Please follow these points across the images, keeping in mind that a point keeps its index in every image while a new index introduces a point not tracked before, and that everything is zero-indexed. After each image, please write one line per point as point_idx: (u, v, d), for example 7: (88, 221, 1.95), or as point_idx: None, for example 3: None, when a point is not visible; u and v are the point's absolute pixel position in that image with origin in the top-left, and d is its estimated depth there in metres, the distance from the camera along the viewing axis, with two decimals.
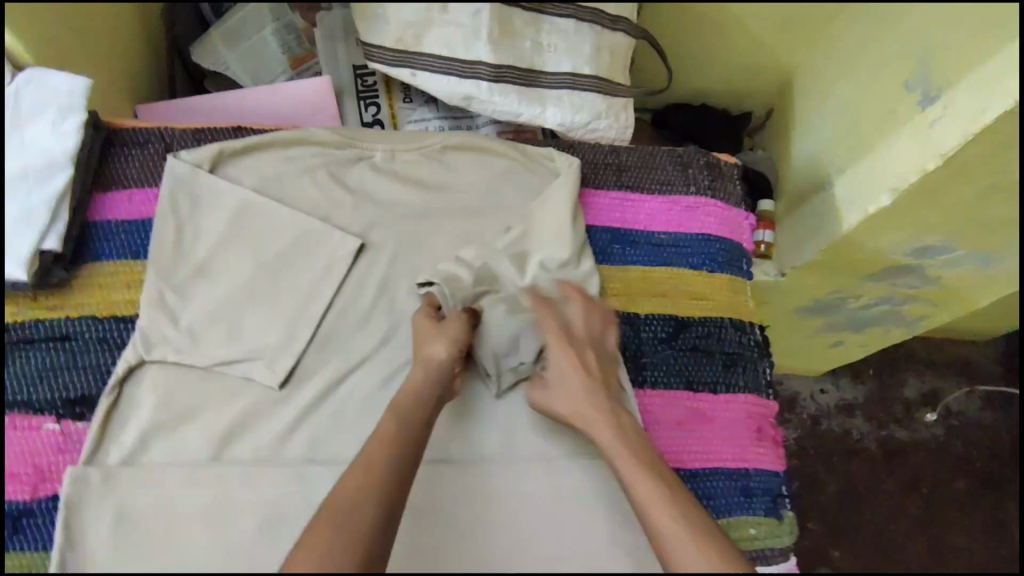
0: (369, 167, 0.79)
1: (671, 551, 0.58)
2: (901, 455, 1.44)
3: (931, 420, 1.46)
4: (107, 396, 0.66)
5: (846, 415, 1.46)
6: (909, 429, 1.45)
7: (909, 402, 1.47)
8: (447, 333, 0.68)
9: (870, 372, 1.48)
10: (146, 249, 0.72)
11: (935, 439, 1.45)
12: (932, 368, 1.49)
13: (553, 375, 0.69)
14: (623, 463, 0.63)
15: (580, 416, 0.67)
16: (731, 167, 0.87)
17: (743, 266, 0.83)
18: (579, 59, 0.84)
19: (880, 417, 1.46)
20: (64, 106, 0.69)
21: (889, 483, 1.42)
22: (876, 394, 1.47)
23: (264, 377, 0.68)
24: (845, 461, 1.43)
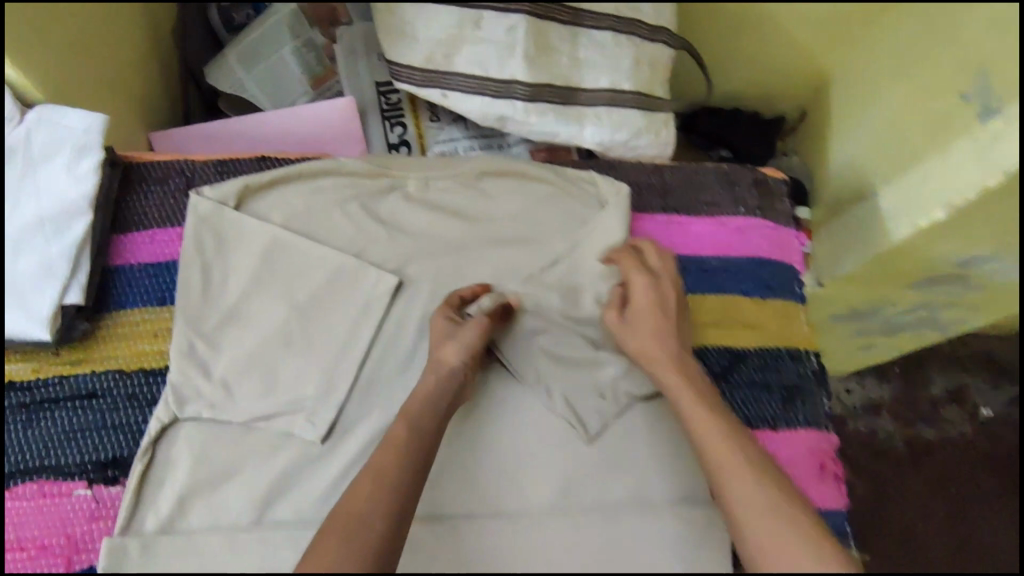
0: (403, 198, 0.75)
1: (727, 483, 0.56)
2: (927, 453, 1.36)
3: (957, 417, 1.38)
4: (140, 460, 0.62)
5: (872, 415, 1.37)
6: (937, 427, 1.38)
7: (936, 400, 1.39)
8: (463, 337, 0.66)
9: (896, 370, 1.38)
10: (173, 294, 0.68)
11: (963, 437, 1.38)
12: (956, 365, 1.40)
13: (638, 321, 0.68)
14: (692, 408, 0.62)
15: (658, 363, 0.66)
16: (779, 183, 0.83)
17: (797, 290, 0.79)
18: (618, 75, 0.80)
19: (906, 416, 1.38)
20: (78, 146, 0.64)
21: (916, 482, 1.34)
22: (904, 393, 1.39)
23: (305, 431, 0.64)
24: (873, 463, 1.35)
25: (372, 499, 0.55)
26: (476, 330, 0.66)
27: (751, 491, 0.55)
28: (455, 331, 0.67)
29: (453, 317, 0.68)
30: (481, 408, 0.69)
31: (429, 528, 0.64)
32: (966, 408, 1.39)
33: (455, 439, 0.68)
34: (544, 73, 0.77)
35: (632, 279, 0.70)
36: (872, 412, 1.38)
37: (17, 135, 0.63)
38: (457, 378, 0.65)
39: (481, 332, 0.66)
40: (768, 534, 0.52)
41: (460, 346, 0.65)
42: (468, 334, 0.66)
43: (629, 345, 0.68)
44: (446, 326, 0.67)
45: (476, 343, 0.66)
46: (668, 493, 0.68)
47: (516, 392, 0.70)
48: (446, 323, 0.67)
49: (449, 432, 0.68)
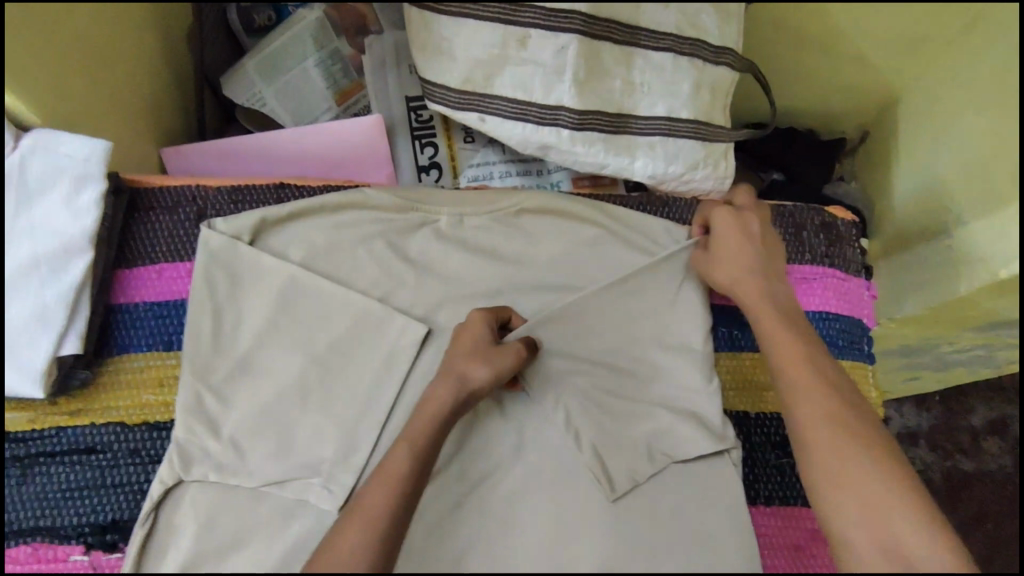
0: (434, 235, 0.68)
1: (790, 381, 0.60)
2: (964, 488, 1.19)
3: (998, 448, 1.20)
4: (141, 526, 0.57)
5: (908, 444, 1.20)
6: (977, 460, 1.20)
7: (977, 431, 1.20)
8: (496, 363, 0.59)
9: (936, 398, 1.21)
10: (180, 337, 0.63)
11: (1004, 472, 1.19)
12: (1002, 393, 1.21)
13: (723, 235, 0.66)
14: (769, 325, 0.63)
15: (737, 285, 0.65)
16: (849, 226, 0.75)
17: (865, 348, 0.72)
18: (675, 102, 0.72)
19: (943, 446, 1.20)
20: (78, 176, 0.58)
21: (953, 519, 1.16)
22: (944, 420, 1.21)
23: (322, 500, 0.58)
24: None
25: (352, 561, 0.49)
26: (512, 358, 0.60)
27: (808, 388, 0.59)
28: (489, 350, 0.60)
29: (491, 326, 0.62)
30: (511, 474, 0.63)
31: None
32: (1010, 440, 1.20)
33: (480, 508, 0.61)
34: (594, 100, 0.70)
35: (716, 215, 0.67)
36: (907, 442, 1.20)
37: (11, 161, 0.57)
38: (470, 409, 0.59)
39: (516, 362, 0.60)
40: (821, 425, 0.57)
41: (490, 367, 0.58)
42: (503, 360, 0.59)
43: (711, 252, 0.66)
44: (485, 334, 0.61)
45: (509, 373, 0.59)
46: None
47: (557, 458, 0.63)
48: (482, 332, 0.61)
49: (475, 499, 0.62)
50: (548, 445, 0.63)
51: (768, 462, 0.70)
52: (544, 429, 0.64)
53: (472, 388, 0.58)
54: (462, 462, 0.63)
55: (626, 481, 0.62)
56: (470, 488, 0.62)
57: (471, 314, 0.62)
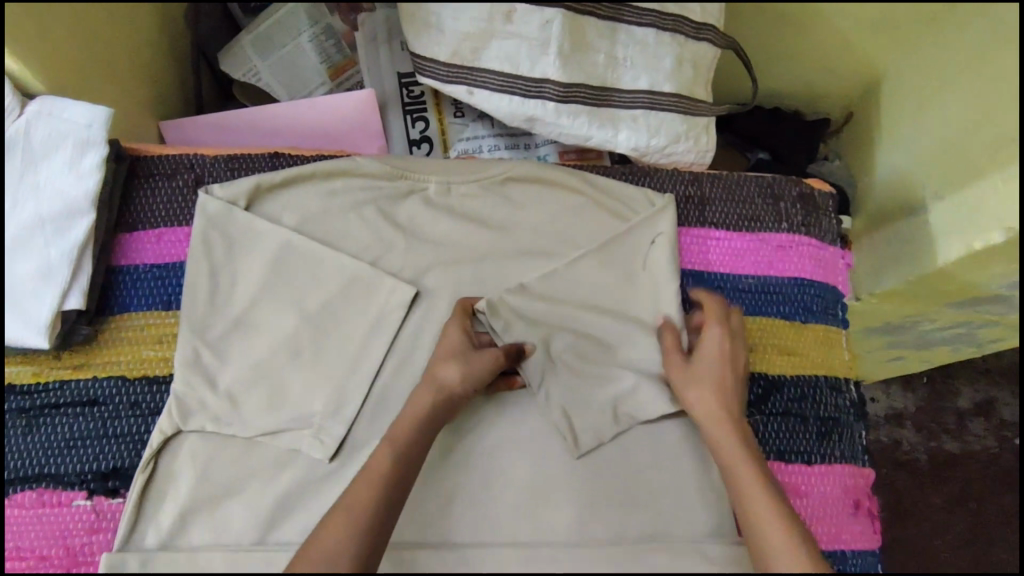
0: (422, 202, 0.70)
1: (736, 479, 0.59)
2: (951, 468, 1.21)
3: (982, 429, 1.22)
4: (142, 472, 0.60)
5: (894, 425, 1.22)
6: (962, 440, 1.22)
7: (962, 412, 1.22)
8: (472, 364, 0.61)
9: (923, 379, 1.23)
10: (179, 298, 0.65)
11: (989, 452, 1.21)
12: (987, 376, 1.24)
13: (704, 351, 0.64)
14: (748, 483, 0.58)
15: (714, 425, 0.61)
16: (826, 196, 0.77)
17: (839, 314, 0.74)
18: (657, 77, 0.74)
19: (929, 427, 1.22)
20: (81, 141, 0.61)
21: (940, 498, 1.18)
22: (929, 402, 1.23)
23: (313, 449, 0.61)
24: (892, 477, 1.20)
25: (353, 515, 0.53)
26: (487, 363, 0.62)
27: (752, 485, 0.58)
28: (467, 352, 0.62)
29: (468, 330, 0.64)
30: (495, 430, 0.66)
31: (431, 554, 0.60)
32: (994, 422, 1.23)
33: (465, 460, 0.64)
34: (578, 73, 0.72)
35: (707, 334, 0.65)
36: (893, 422, 1.23)
37: (16, 127, 0.60)
38: (453, 400, 0.61)
39: (491, 366, 0.62)
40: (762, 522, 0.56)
41: (463, 368, 0.61)
42: (480, 361, 0.62)
43: (687, 364, 0.64)
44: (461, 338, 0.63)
45: (485, 378, 0.62)
46: (695, 526, 0.64)
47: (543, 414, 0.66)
48: (460, 334, 0.63)
49: (461, 451, 0.65)
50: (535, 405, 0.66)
51: None
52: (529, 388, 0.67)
53: (450, 390, 0.60)
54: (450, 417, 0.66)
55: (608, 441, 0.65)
56: (456, 443, 0.65)
57: (449, 321, 0.65)
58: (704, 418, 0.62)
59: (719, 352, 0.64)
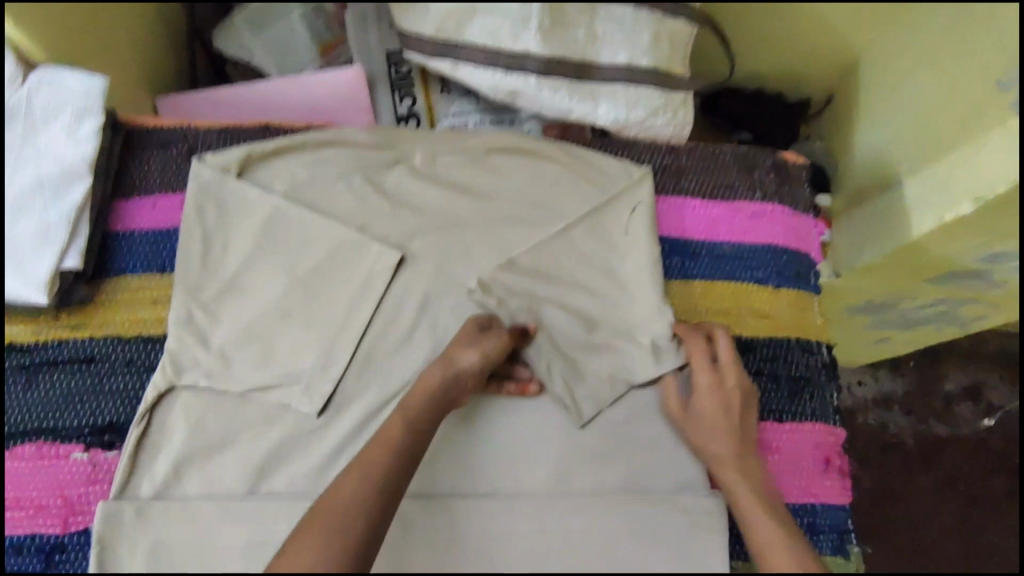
0: (408, 171, 0.73)
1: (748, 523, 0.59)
2: (938, 452, 1.23)
3: (970, 413, 1.24)
4: (136, 425, 0.62)
5: (882, 409, 1.24)
6: (949, 424, 1.24)
7: (949, 396, 1.25)
8: (485, 345, 0.63)
9: (911, 364, 1.26)
10: (172, 262, 0.68)
11: (976, 436, 1.24)
12: (975, 361, 1.26)
13: (696, 395, 0.65)
14: (758, 526, 0.58)
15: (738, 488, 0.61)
16: (799, 168, 0.80)
17: (811, 280, 0.77)
18: (636, 50, 0.77)
19: (917, 411, 1.24)
20: (79, 108, 0.64)
21: (925, 480, 1.21)
22: (917, 386, 1.25)
23: (302, 405, 0.64)
24: (879, 458, 1.22)
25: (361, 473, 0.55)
26: (499, 343, 0.64)
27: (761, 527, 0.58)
28: (478, 337, 0.64)
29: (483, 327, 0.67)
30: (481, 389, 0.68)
31: (418, 507, 0.62)
32: (982, 406, 1.25)
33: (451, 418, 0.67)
34: (558, 49, 0.75)
35: (697, 376, 0.66)
36: (881, 406, 1.25)
37: (19, 96, 0.63)
38: (462, 380, 0.62)
39: (502, 345, 0.64)
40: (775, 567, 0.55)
41: (476, 350, 0.63)
42: (490, 342, 0.64)
43: (686, 412, 0.65)
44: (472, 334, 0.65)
45: (497, 357, 0.64)
46: (670, 480, 0.66)
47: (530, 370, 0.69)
48: (475, 329, 0.66)
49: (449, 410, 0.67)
50: (515, 373, 0.68)
51: None
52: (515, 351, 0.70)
53: (461, 370, 0.62)
54: None
55: (591, 409, 0.67)
56: None
57: (466, 326, 0.66)
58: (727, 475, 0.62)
59: (711, 391, 0.64)
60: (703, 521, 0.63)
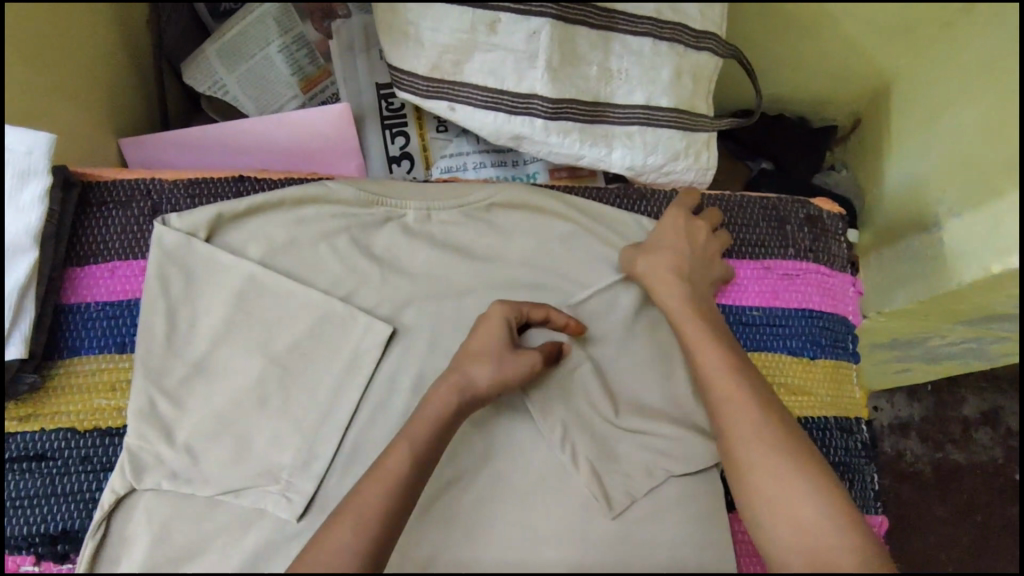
0: (400, 230, 0.65)
1: (698, 348, 0.59)
2: (953, 478, 1.08)
3: (989, 439, 1.09)
4: (92, 536, 0.55)
5: (898, 436, 1.09)
6: (967, 450, 1.09)
7: (967, 421, 1.10)
8: (505, 366, 0.56)
9: (928, 387, 1.11)
10: (133, 339, 0.60)
11: (995, 463, 1.09)
12: (993, 382, 1.11)
13: (656, 237, 0.64)
14: (708, 353, 0.58)
15: (688, 322, 0.60)
16: (836, 219, 0.72)
17: (850, 347, 0.70)
18: (654, 89, 0.68)
19: (934, 438, 1.09)
20: (22, 170, 0.56)
21: (940, 506, 1.07)
22: (935, 411, 1.10)
23: (280, 509, 0.56)
24: (893, 488, 1.09)
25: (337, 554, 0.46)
26: (526, 368, 0.57)
27: (714, 356, 0.58)
28: (504, 353, 0.56)
29: (514, 323, 0.58)
30: (479, 479, 0.60)
31: None
32: (999, 430, 1.10)
33: (446, 515, 0.58)
34: (568, 88, 0.66)
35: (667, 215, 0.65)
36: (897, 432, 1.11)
37: None
38: (476, 400, 0.56)
39: (529, 371, 0.57)
40: (733, 407, 0.55)
41: (496, 369, 0.55)
42: (514, 364, 0.56)
43: (643, 248, 0.64)
44: (507, 334, 0.57)
45: (517, 382, 0.57)
46: None
47: (539, 463, 0.60)
48: (503, 333, 0.57)
49: (443, 507, 0.59)
50: (522, 463, 0.60)
51: None
52: (519, 438, 0.61)
53: (476, 390, 0.55)
54: None
55: (625, 498, 0.59)
56: (436, 498, 0.59)
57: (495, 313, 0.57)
58: (673, 308, 0.61)
59: (676, 232, 0.63)
60: None
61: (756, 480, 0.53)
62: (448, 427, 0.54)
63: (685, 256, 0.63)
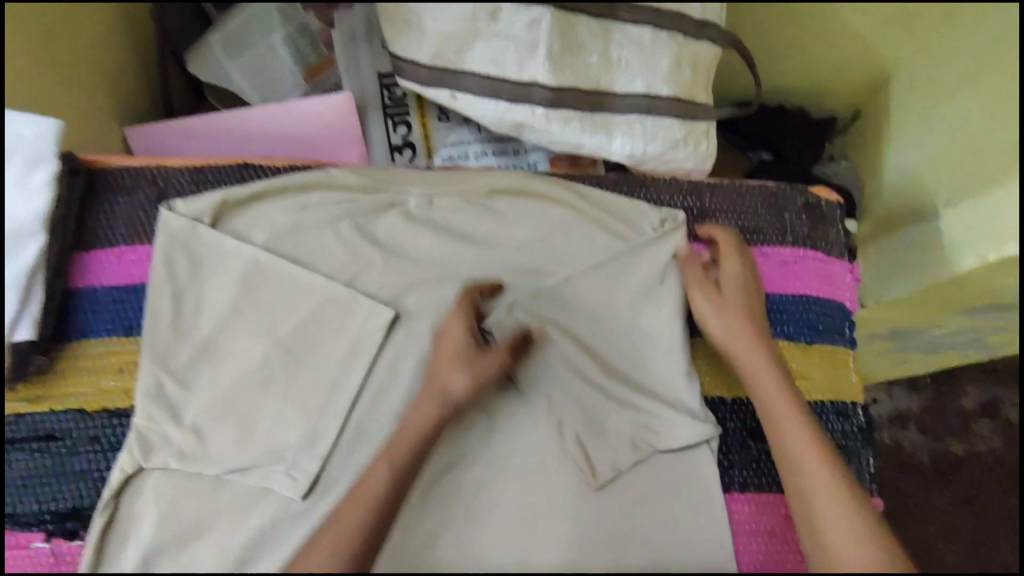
0: (403, 216, 0.66)
1: (765, 391, 0.60)
2: (953, 469, 1.09)
3: (989, 430, 1.10)
4: (101, 513, 0.56)
5: (897, 427, 1.10)
6: (966, 441, 1.10)
7: (967, 413, 1.11)
8: (478, 369, 0.57)
9: (927, 379, 1.11)
10: (140, 323, 0.61)
11: (995, 454, 1.10)
12: (992, 373, 1.11)
13: (721, 279, 0.65)
14: (777, 399, 0.59)
15: (754, 368, 0.61)
16: (833, 207, 0.73)
17: (846, 333, 0.71)
18: (654, 78, 0.68)
19: (933, 429, 1.10)
20: (28, 156, 0.57)
21: (941, 496, 1.07)
22: (933, 402, 1.11)
23: (286, 487, 0.57)
24: (894, 479, 1.09)
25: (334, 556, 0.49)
26: (495, 361, 0.58)
27: (782, 402, 0.59)
28: (471, 354, 0.58)
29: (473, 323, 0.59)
30: (481, 460, 0.61)
31: None
32: (999, 421, 1.11)
33: (449, 495, 0.60)
34: (570, 76, 0.67)
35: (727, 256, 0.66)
36: (896, 424, 1.12)
37: None
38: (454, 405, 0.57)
39: (498, 366, 0.58)
40: (804, 450, 0.56)
41: (470, 376, 0.57)
42: (485, 364, 0.57)
43: (705, 288, 0.64)
44: (467, 335, 0.58)
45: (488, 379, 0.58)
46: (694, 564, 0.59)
47: (540, 444, 0.61)
48: (467, 336, 0.58)
49: (446, 487, 0.60)
50: (523, 444, 0.61)
51: (740, 442, 0.67)
52: (521, 421, 0.62)
53: (454, 397, 0.56)
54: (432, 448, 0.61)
55: (613, 472, 0.60)
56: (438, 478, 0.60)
57: (451, 315, 0.59)
58: (739, 353, 0.62)
59: (736, 274, 0.65)
60: None
61: (831, 530, 0.53)
62: (439, 429, 0.56)
63: (749, 302, 0.64)
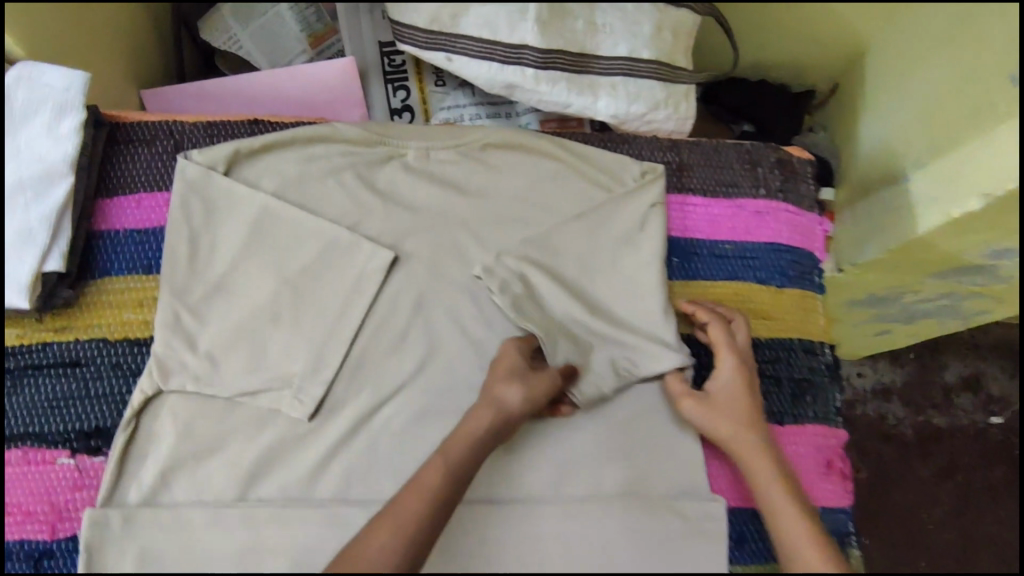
0: (402, 168, 0.71)
1: (758, 475, 0.61)
2: (934, 440, 1.13)
3: (971, 405, 1.15)
4: (123, 429, 0.61)
5: (881, 400, 1.14)
6: (948, 414, 1.14)
7: (949, 387, 1.15)
8: (533, 387, 0.61)
9: (911, 355, 1.15)
10: (159, 262, 0.66)
11: (976, 427, 1.14)
12: (975, 351, 1.16)
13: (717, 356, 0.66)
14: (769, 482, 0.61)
15: (747, 453, 0.62)
16: (804, 164, 0.78)
17: (815, 279, 0.76)
18: (637, 43, 0.72)
19: (916, 402, 1.14)
20: (59, 105, 0.63)
21: (923, 467, 1.12)
22: (917, 376, 1.15)
23: (293, 409, 0.63)
24: (878, 448, 1.13)
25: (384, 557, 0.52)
26: (545, 384, 0.61)
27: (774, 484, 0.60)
28: (525, 372, 0.62)
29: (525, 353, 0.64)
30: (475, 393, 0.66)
31: None
32: (980, 397, 1.15)
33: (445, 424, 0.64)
34: (557, 40, 0.70)
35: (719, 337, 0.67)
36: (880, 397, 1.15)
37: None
38: (512, 421, 0.60)
39: (549, 388, 0.61)
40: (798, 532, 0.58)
41: (523, 388, 0.60)
42: (540, 383, 0.61)
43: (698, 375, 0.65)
44: (523, 364, 0.62)
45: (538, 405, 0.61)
46: (669, 484, 0.64)
47: None
48: (520, 359, 0.62)
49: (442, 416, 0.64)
50: None
51: None
52: None
53: (507, 407, 0.60)
54: (429, 380, 0.65)
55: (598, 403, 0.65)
56: (435, 408, 0.65)
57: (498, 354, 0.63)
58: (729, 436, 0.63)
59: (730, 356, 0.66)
60: (700, 527, 0.62)
61: None
62: (488, 440, 0.59)
63: (743, 384, 0.65)
